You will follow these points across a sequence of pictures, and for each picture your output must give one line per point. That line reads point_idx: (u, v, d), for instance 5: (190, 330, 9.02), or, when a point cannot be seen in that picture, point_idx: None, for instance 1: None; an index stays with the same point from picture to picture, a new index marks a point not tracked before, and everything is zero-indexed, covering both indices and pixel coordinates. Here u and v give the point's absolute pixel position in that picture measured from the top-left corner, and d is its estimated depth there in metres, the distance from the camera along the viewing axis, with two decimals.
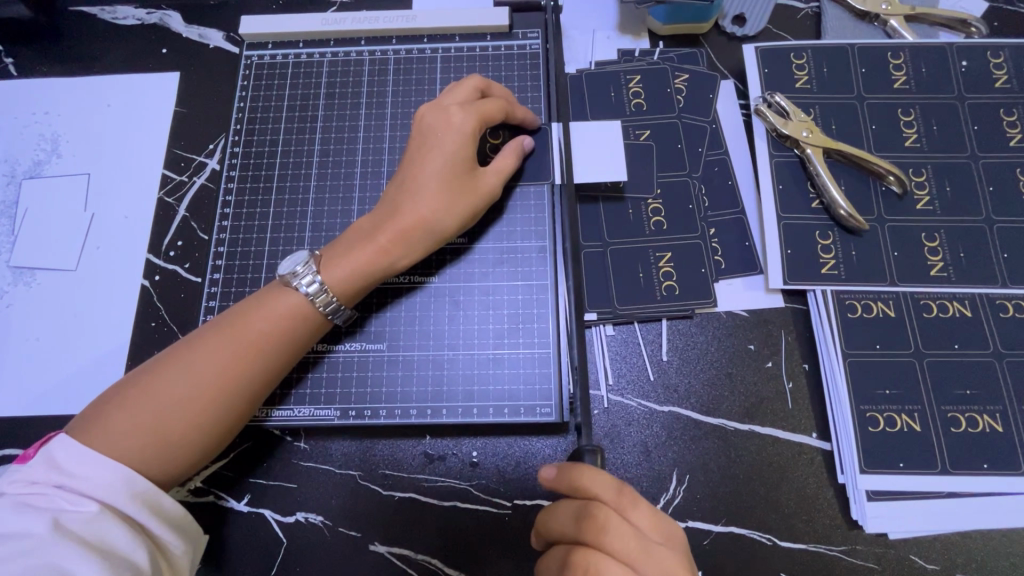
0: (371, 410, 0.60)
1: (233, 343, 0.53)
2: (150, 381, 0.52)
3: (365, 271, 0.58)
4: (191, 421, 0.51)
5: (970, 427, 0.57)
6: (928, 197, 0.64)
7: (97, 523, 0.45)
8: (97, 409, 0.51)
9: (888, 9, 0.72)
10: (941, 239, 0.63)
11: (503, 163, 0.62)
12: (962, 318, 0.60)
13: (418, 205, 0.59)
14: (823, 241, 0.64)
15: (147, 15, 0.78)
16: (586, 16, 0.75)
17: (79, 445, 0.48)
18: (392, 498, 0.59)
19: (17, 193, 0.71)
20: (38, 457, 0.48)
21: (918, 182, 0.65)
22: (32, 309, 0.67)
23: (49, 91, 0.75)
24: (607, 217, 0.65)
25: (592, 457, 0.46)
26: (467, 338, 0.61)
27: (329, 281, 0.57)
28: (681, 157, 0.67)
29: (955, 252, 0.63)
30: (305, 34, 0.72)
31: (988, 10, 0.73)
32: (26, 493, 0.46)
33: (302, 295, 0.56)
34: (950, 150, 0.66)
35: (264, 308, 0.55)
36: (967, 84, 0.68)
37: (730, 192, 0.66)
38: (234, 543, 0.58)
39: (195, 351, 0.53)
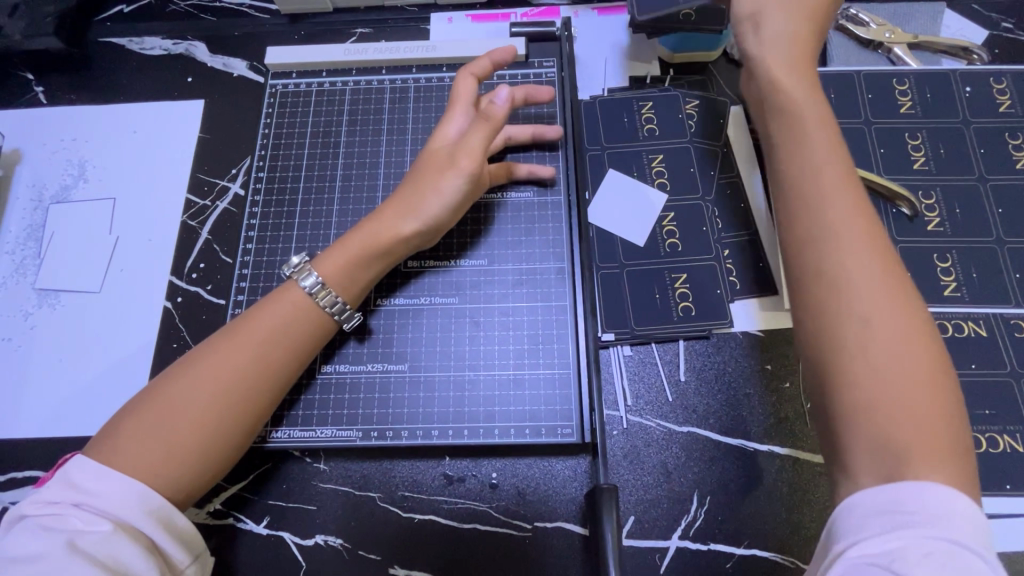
0: (393, 430, 0.60)
1: (238, 350, 0.54)
2: (159, 395, 0.52)
3: (345, 250, 0.59)
4: (196, 431, 0.51)
5: (991, 447, 0.57)
6: (937, 219, 0.66)
7: (112, 542, 0.44)
8: (111, 427, 0.51)
9: (892, 37, 0.74)
10: (953, 259, 0.64)
11: (475, 134, 0.60)
12: (978, 337, 0.61)
13: (398, 190, 0.62)
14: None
15: (174, 45, 0.81)
16: (599, 44, 0.78)
17: (95, 465, 0.48)
18: (413, 521, 0.59)
19: (44, 217, 0.73)
20: (55, 478, 0.48)
21: (927, 205, 0.66)
22: (56, 331, 0.68)
23: (77, 118, 0.78)
24: (623, 238, 0.66)
25: (608, 493, 0.52)
26: (489, 356, 0.62)
27: (319, 267, 0.58)
28: (694, 173, 0.69)
29: (967, 272, 0.63)
30: (328, 63, 0.75)
31: (989, 38, 0.76)
32: (45, 513, 0.46)
33: (301, 289, 0.57)
34: (959, 171, 0.67)
35: (267, 311, 0.56)
36: (973, 108, 0.70)
37: (742, 215, 0.67)
38: (251, 565, 0.58)
39: (202, 360, 0.53)
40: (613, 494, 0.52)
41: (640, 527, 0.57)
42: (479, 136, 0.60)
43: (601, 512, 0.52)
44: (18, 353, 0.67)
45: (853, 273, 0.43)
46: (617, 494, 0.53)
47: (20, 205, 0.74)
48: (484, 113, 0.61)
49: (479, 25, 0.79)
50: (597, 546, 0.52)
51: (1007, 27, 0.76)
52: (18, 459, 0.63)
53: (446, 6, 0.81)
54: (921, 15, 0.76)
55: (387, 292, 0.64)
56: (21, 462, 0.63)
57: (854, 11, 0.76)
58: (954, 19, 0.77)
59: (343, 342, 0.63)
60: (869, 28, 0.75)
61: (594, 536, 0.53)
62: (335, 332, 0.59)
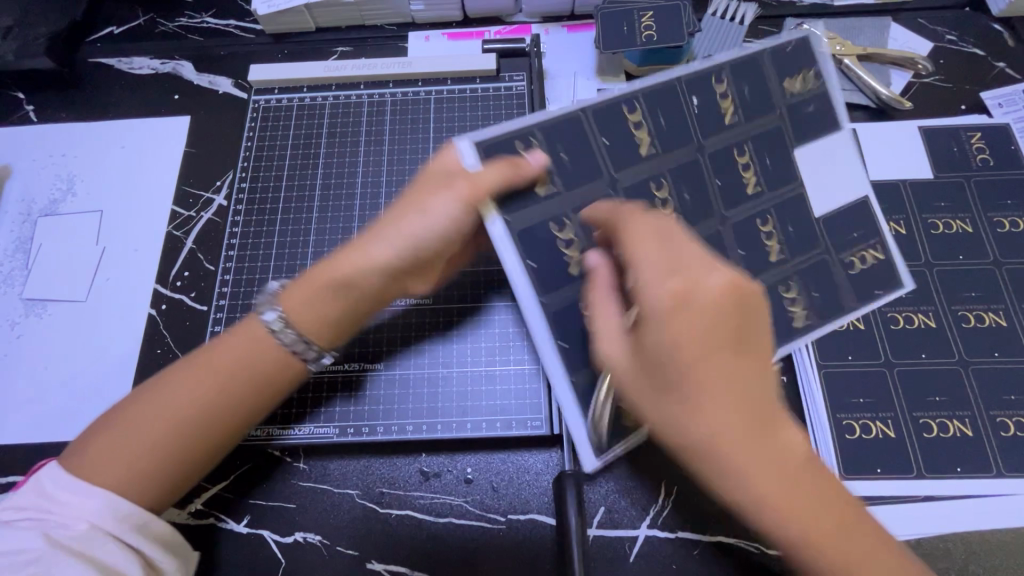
0: (369, 427, 0.62)
1: (200, 376, 0.53)
2: (127, 411, 0.52)
3: (315, 300, 0.54)
4: (160, 451, 0.51)
5: (941, 432, 0.60)
6: (776, 247, 0.56)
7: (91, 542, 0.47)
8: (81, 441, 0.52)
9: (842, 50, 0.78)
10: (796, 286, 0.56)
11: (490, 169, 0.49)
12: (928, 329, 0.64)
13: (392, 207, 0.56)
14: (767, 235, 0.56)
15: (162, 64, 0.84)
16: (568, 60, 0.82)
17: (64, 478, 0.49)
18: (389, 516, 0.60)
19: (32, 230, 0.75)
20: (28, 484, 0.50)
21: (765, 233, 0.56)
22: (42, 339, 0.70)
23: (66, 136, 0.81)
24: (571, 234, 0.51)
25: (572, 483, 0.55)
26: (403, 394, 0.63)
27: (286, 305, 0.54)
28: (680, 131, 0.55)
29: (812, 291, 0.56)
30: (309, 79, 0.78)
31: (933, 49, 0.81)
32: (19, 516, 0.48)
33: (261, 321, 0.55)
34: (873, 219, 0.59)
35: (235, 341, 0.55)
36: (807, 129, 0.58)
37: (726, 194, 0.55)
38: (232, 563, 0.59)
39: (171, 382, 0.53)
40: (576, 480, 0.55)
41: (610, 517, 0.59)
42: (494, 174, 0.49)
43: (565, 500, 0.54)
44: (4, 362, 0.69)
45: (749, 485, 0.41)
46: (582, 480, 0.56)
47: (9, 219, 0.76)
48: (513, 159, 0.50)
49: (454, 42, 0.83)
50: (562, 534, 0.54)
51: (950, 39, 0.81)
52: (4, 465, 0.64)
53: (423, 25, 0.85)
54: (869, 29, 0.81)
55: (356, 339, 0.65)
56: (5, 467, 0.64)
57: (807, 26, 0.81)
58: (900, 33, 0.82)
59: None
60: None
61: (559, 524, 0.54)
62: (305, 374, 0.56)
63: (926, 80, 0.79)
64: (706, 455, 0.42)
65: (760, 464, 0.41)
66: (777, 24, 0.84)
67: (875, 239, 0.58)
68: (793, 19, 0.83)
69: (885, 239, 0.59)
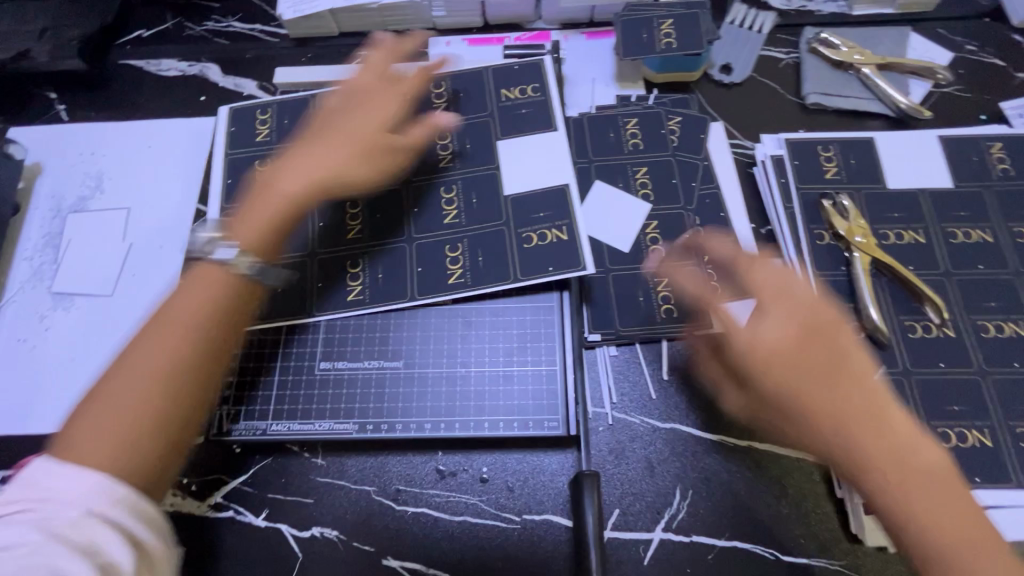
0: (387, 424, 0.63)
1: (155, 337, 0.52)
2: (102, 395, 0.49)
3: (262, 211, 0.59)
4: (156, 419, 0.49)
5: (961, 442, 0.59)
6: (460, 270, 0.66)
7: (87, 527, 0.43)
8: (68, 426, 0.49)
9: (861, 59, 0.79)
10: (463, 248, 0.66)
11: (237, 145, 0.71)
12: (946, 339, 0.63)
13: (313, 136, 0.64)
14: (350, 216, 0.68)
15: (188, 67, 0.86)
16: (587, 66, 0.83)
17: (63, 468, 0.45)
18: (405, 513, 0.61)
19: (62, 225, 0.78)
20: (18, 478, 0.45)
21: (453, 257, 0.66)
22: (70, 332, 0.71)
23: (96, 135, 0.83)
24: (229, 182, 0.72)
25: (590, 481, 0.55)
26: (340, 336, 0.66)
27: (239, 240, 0.57)
28: (298, 130, 0.73)
29: (474, 255, 0.66)
30: (334, 83, 0.79)
31: (953, 59, 0.81)
32: (9, 512, 0.43)
33: (214, 261, 0.55)
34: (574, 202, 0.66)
35: (186, 294, 0.54)
36: (524, 125, 0.70)
37: (419, 218, 0.68)
38: (250, 555, 0.60)
39: (130, 354, 0.51)
40: (595, 478, 0.56)
41: (625, 520, 0.59)
42: (374, 72, 0.69)
43: (581, 503, 0.56)
44: (33, 354, 0.70)
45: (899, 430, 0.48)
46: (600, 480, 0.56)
47: (39, 215, 0.78)
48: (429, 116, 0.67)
49: (475, 47, 0.85)
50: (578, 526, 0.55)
51: (971, 49, 0.81)
52: (30, 454, 0.65)
53: (445, 31, 0.86)
54: (889, 38, 0.82)
55: (337, 244, 0.67)
56: (30, 456, 0.65)
57: (826, 35, 0.81)
58: (920, 42, 0.82)
59: (344, 341, 0.66)
60: (840, 50, 0.80)
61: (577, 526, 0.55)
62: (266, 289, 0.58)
63: (946, 89, 0.79)
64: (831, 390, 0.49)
65: (873, 439, 0.47)
66: (796, 32, 0.84)
67: (563, 221, 0.66)
68: (812, 28, 0.83)
69: (573, 223, 0.65)
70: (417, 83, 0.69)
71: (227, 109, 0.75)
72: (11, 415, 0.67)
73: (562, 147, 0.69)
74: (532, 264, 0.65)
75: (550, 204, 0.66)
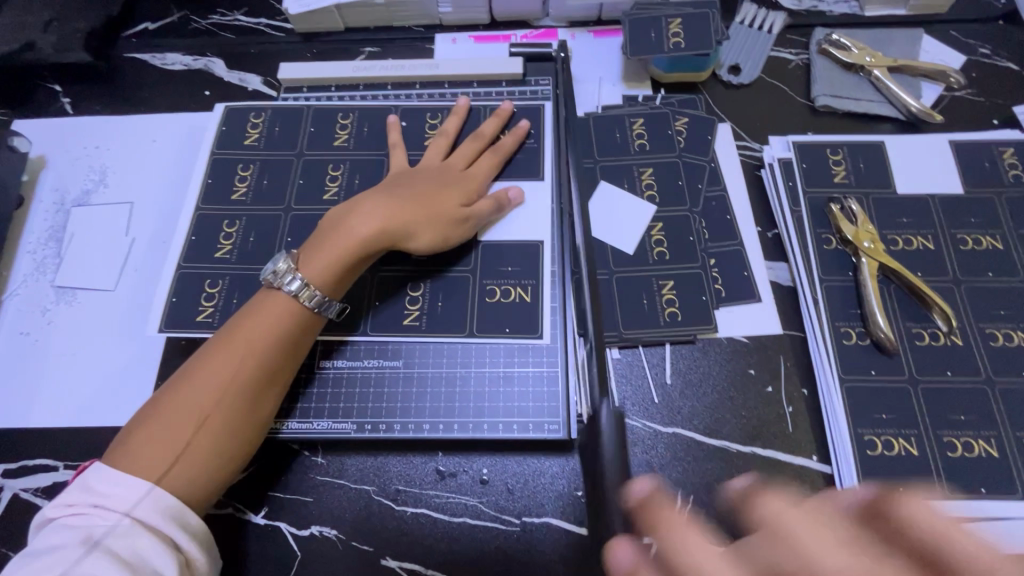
0: (387, 424, 0.62)
1: (233, 353, 0.56)
2: (156, 412, 0.54)
3: (327, 250, 0.61)
4: (198, 439, 0.53)
5: (967, 452, 0.58)
6: (417, 313, 0.65)
7: (129, 537, 0.47)
8: (129, 435, 0.53)
9: (872, 61, 0.78)
10: (424, 292, 0.66)
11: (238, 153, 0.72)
12: (954, 346, 0.62)
13: (394, 206, 0.64)
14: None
15: (193, 61, 0.86)
16: (594, 65, 0.82)
17: (111, 472, 0.50)
18: (405, 513, 0.61)
19: (65, 219, 0.78)
20: (77, 482, 0.51)
21: (413, 297, 0.66)
22: (71, 326, 0.71)
23: (101, 128, 0.83)
24: (208, 181, 0.71)
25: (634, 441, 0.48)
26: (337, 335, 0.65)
27: (309, 274, 0.59)
28: (286, 143, 0.73)
29: (434, 301, 0.66)
30: (339, 79, 0.78)
31: (966, 62, 0.80)
32: (69, 513, 0.49)
33: (284, 291, 0.59)
34: (540, 259, 0.67)
35: (262, 317, 0.58)
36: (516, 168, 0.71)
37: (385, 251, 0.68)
38: (249, 553, 0.60)
39: (206, 368, 0.55)
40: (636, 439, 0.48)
41: None
42: (468, 150, 0.70)
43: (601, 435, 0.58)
44: (34, 347, 0.70)
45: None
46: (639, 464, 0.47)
47: (42, 208, 0.78)
48: (500, 197, 0.67)
49: (481, 45, 0.84)
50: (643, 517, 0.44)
51: (984, 53, 0.80)
52: (30, 447, 0.65)
53: (451, 28, 0.86)
54: (901, 39, 0.80)
55: (384, 296, 0.66)
56: (30, 450, 0.65)
57: (837, 36, 0.80)
58: (933, 45, 0.81)
59: (345, 340, 0.65)
60: (850, 52, 0.79)
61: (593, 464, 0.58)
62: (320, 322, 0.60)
63: (958, 93, 0.78)
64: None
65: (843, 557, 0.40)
66: (806, 33, 0.83)
67: (529, 280, 0.66)
68: (823, 28, 0.82)
69: (538, 284, 0.66)
70: (494, 168, 0.70)
71: (222, 108, 0.76)
72: (12, 408, 0.67)
73: (547, 199, 0.70)
74: (489, 321, 0.64)
75: (518, 259, 0.67)
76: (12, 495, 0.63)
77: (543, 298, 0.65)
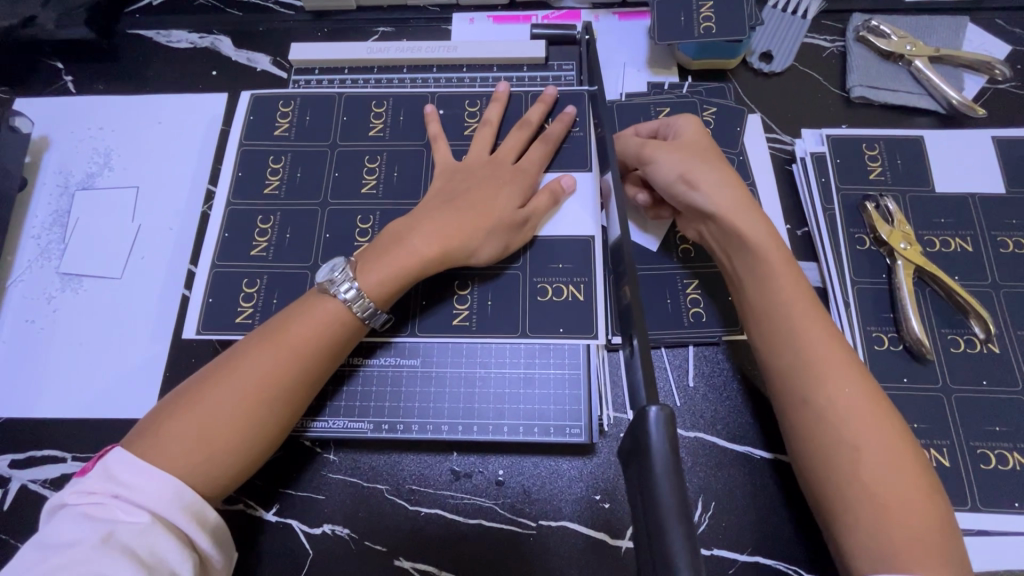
0: (403, 424, 0.61)
1: (276, 352, 0.53)
2: (187, 400, 0.51)
3: (385, 260, 0.57)
4: (231, 436, 0.50)
5: (1000, 464, 0.56)
6: (467, 312, 0.62)
7: (149, 535, 0.45)
8: (152, 421, 0.51)
9: (913, 50, 0.74)
10: (473, 294, 0.63)
11: (254, 147, 0.69)
12: (991, 354, 0.60)
13: (445, 210, 0.59)
14: (361, 232, 0.65)
15: (200, 39, 0.82)
16: (618, 50, 0.78)
17: (135, 460, 0.48)
18: (419, 514, 0.59)
19: (70, 203, 0.75)
20: (96, 468, 0.48)
21: (461, 297, 0.63)
22: (77, 314, 0.70)
23: (105, 108, 0.80)
24: (239, 175, 0.68)
25: (661, 418, 0.33)
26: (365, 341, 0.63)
27: (365, 284, 0.56)
28: (315, 129, 0.69)
29: (483, 302, 0.62)
30: (351, 61, 0.75)
31: (1011, 53, 0.76)
32: (88, 502, 0.46)
33: (337, 299, 0.55)
34: (593, 260, 0.63)
35: (307, 320, 0.55)
36: (559, 154, 0.66)
37: None
38: (260, 549, 0.59)
39: (245, 362, 0.52)
40: (659, 422, 0.33)
41: None
42: (516, 141, 0.65)
43: (650, 448, 0.33)
44: (39, 335, 0.69)
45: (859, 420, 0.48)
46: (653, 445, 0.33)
47: (46, 191, 0.76)
48: (553, 186, 0.63)
49: (500, 26, 0.80)
50: (652, 552, 0.31)
51: None
52: (36, 438, 0.64)
53: (468, 7, 0.82)
54: (944, 28, 0.76)
55: (433, 298, 0.62)
56: (37, 440, 0.64)
57: (876, 22, 0.76)
58: (976, 34, 0.77)
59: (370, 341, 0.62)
60: (890, 40, 0.75)
61: (640, 483, 0.33)
62: (364, 331, 0.57)
63: (1001, 86, 0.74)
64: (805, 376, 0.50)
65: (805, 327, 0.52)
66: (842, 19, 0.79)
67: (582, 278, 0.62)
68: (860, 14, 0.78)
69: (593, 282, 0.62)
70: (545, 158, 0.65)
71: (249, 95, 0.71)
72: (19, 398, 0.66)
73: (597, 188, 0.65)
74: (543, 321, 0.61)
75: (573, 256, 0.63)
76: (20, 486, 0.62)
77: (599, 301, 0.61)
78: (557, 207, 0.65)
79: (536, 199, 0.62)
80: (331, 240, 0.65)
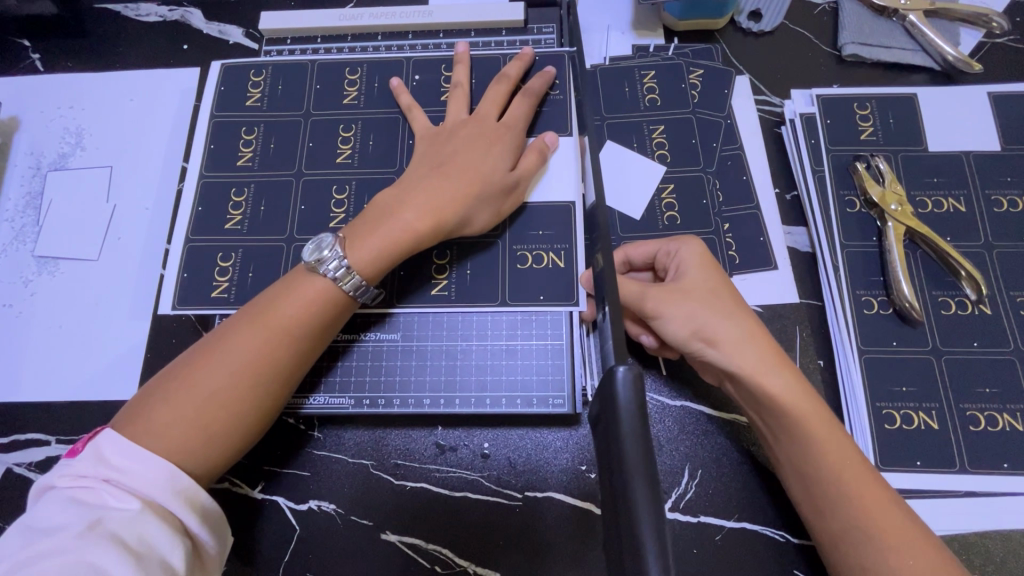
0: (385, 398, 0.60)
1: (263, 333, 0.52)
2: (176, 383, 0.50)
3: (375, 235, 0.55)
4: (223, 419, 0.50)
5: (990, 426, 0.56)
6: (446, 282, 0.62)
7: (138, 521, 0.44)
8: (140, 403, 0.50)
9: (908, 4, 0.71)
10: (451, 255, 0.62)
11: (227, 122, 0.67)
12: (982, 316, 0.59)
13: (431, 179, 0.57)
14: (336, 203, 0.63)
15: (170, 11, 0.79)
16: (601, 12, 0.76)
17: (125, 443, 0.47)
18: (404, 488, 0.59)
19: (42, 184, 0.74)
20: (87, 450, 0.47)
21: (440, 265, 0.62)
22: (55, 297, 0.69)
23: (75, 86, 0.77)
24: (211, 148, 0.66)
25: (630, 376, 0.33)
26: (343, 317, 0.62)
27: (354, 258, 0.54)
28: (288, 101, 0.67)
29: (462, 270, 0.62)
30: (323, 29, 0.72)
31: (1010, 5, 0.73)
32: (76, 486, 0.45)
33: (326, 279, 0.53)
34: (572, 228, 0.62)
35: (293, 299, 0.53)
36: (540, 121, 0.65)
37: None
38: (245, 527, 0.59)
39: (232, 344, 0.51)
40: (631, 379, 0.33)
41: None
42: (497, 96, 0.63)
43: (618, 408, 0.32)
44: (17, 320, 0.68)
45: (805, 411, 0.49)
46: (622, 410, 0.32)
47: (18, 173, 0.74)
48: (540, 146, 0.62)
49: None
50: (621, 525, 0.30)
51: None
52: (17, 422, 0.63)
53: None
54: None
55: (412, 269, 0.62)
56: (18, 424, 0.63)
57: None
58: None
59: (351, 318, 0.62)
60: None
61: (612, 455, 0.32)
62: (354, 307, 0.56)
63: (999, 39, 0.72)
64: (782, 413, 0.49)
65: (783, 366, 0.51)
66: None
67: (563, 246, 0.61)
68: None
69: (574, 249, 0.61)
70: (529, 112, 0.63)
71: (219, 65, 0.69)
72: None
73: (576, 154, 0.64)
74: (523, 290, 0.61)
75: (553, 222, 0.62)
76: (3, 470, 0.61)
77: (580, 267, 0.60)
78: (545, 166, 0.63)
79: (524, 159, 0.61)
80: (308, 213, 0.63)
